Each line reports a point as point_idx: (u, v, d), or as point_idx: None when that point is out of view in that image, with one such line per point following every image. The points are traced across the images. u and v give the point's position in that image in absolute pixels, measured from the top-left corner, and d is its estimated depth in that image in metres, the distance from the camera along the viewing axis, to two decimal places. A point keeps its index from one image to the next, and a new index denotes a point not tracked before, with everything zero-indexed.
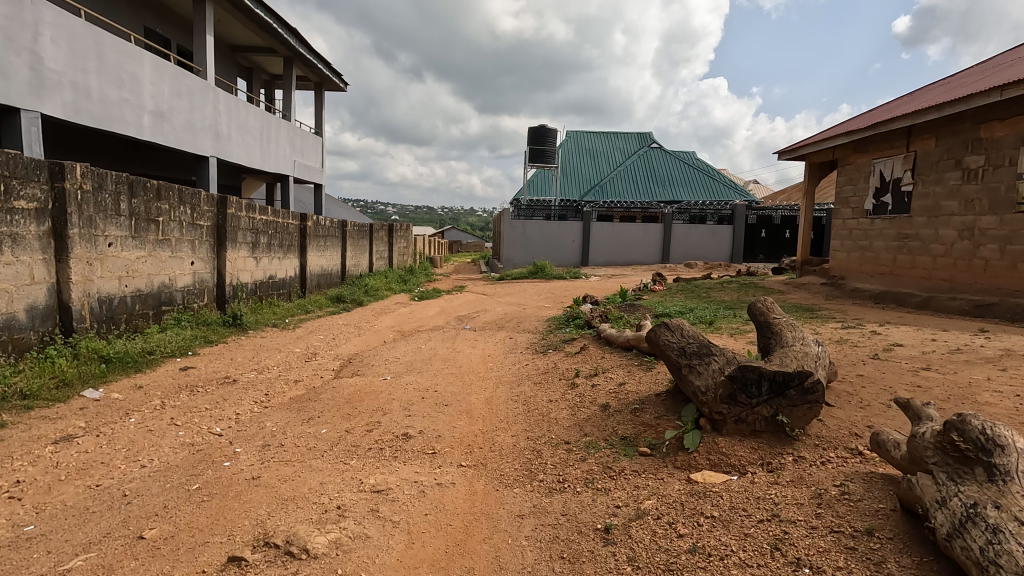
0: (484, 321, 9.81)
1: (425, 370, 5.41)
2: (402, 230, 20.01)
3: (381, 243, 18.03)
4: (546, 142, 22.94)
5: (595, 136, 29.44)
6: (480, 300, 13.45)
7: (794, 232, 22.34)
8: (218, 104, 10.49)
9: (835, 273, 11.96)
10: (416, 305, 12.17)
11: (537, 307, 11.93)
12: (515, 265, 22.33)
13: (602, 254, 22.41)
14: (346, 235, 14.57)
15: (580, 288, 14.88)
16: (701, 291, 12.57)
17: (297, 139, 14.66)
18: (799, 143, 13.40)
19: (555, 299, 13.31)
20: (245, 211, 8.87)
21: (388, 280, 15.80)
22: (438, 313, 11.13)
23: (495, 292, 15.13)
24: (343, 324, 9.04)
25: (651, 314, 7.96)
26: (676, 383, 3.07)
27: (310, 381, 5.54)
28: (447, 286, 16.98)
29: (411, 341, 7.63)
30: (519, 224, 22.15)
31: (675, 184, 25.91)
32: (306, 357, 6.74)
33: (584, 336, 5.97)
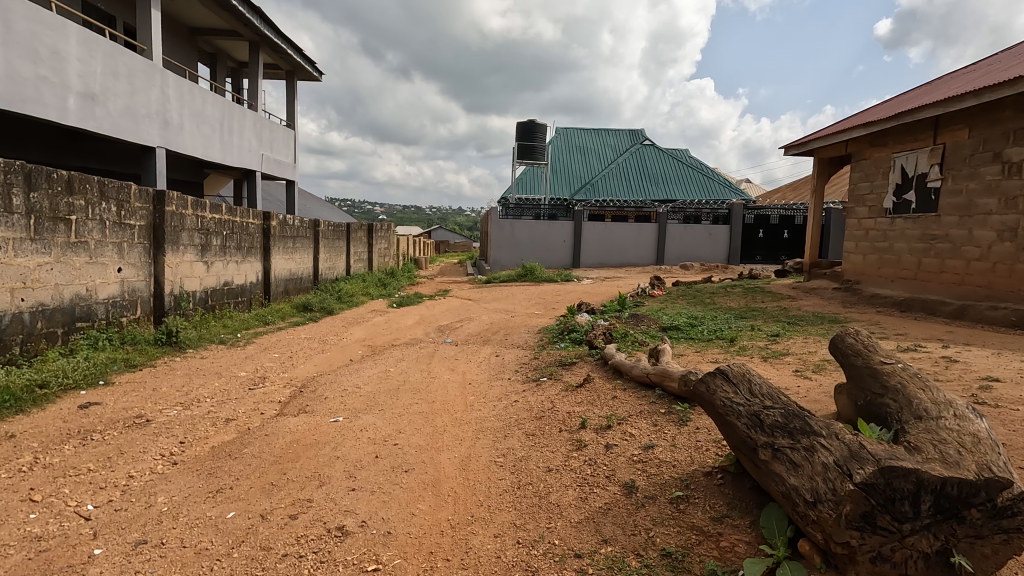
0: (468, 333, 8.75)
1: (389, 406, 4.32)
2: (383, 230, 18.85)
3: (360, 244, 16.86)
4: (534, 138, 21.85)
5: (585, 133, 28.46)
6: (465, 307, 12.38)
7: (793, 231, 21.53)
8: (166, 89, 9.30)
9: (849, 276, 11.06)
10: (395, 312, 11.07)
11: (527, 315, 10.89)
12: (503, 267, 21.25)
13: (594, 255, 21.41)
14: (320, 236, 13.42)
15: (573, 293, 13.83)
16: (705, 297, 11.57)
17: (264, 131, 13.45)
18: (808, 137, 12.47)
19: (546, 305, 12.24)
20: (191, 208, 7.69)
21: (366, 284, 14.66)
22: (418, 322, 10.04)
23: (482, 297, 14.05)
24: (306, 338, 7.91)
25: (659, 328, 6.93)
26: (740, 460, 2.11)
27: (246, 420, 4.44)
28: (430, 291, 15.86)
29: (382, 360, 6.54)
30: (507, 223, 21.07)
31: (668, 182, 24.99)
32: (253, 383, 5.64)
33: (585, 359, 4.91)
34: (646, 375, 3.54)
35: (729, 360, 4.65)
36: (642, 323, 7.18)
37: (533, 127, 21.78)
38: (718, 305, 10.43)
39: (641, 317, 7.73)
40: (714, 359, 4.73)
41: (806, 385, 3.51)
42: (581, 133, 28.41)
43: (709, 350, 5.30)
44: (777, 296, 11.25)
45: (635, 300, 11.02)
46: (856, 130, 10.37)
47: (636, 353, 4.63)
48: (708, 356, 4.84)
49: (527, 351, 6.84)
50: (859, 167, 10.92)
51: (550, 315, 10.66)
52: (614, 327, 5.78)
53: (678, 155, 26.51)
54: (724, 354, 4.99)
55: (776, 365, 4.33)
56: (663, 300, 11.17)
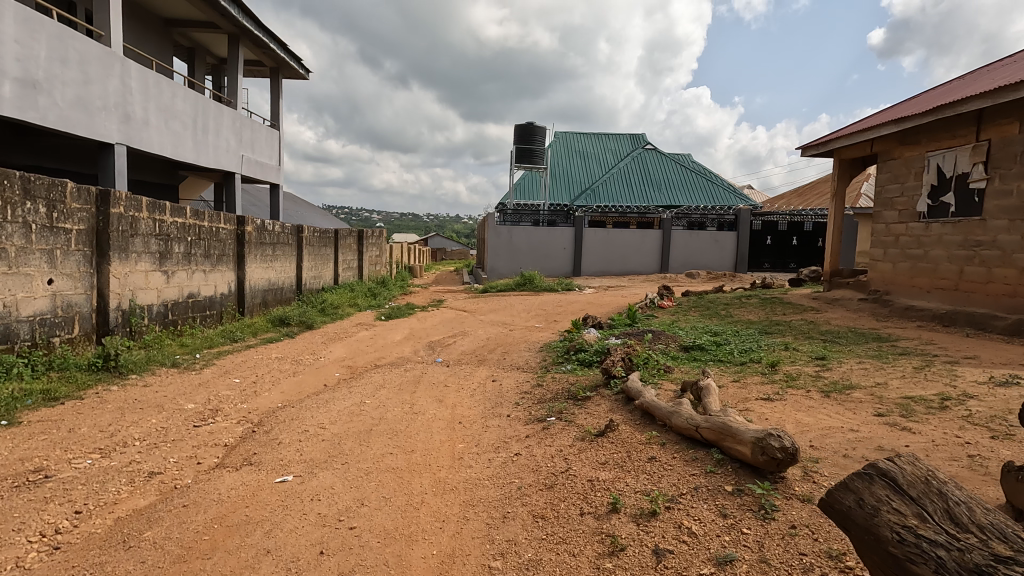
0: (461, 351, 7.84)
1: (356, 459, 3.38)
2: (374, 237, 17.93)
3: (349, 251, 15.95)
4: (533, 141, 20.99)
5: (585, 137, 27.68)
6: (458, 319, 11.45)
7: (802, 238, 20.72)
8: (127, 79, 8.41)
9: (876, 287, 10.19)
10: (382, 326, 10.14)
11: (526, 329, 9.98)
12: (500, 275, 20.34)
13: (596, 263, 20.56)
14: (304, 243, 12.52)
15: (574, 304, 12.90)
16: (719, 309, 10.65)
17: (245, 131, 12.57)
18: (827, 136, 11.63)
19: (546, 317, 11.31)
20: (147, 210, 6.79)
21: (355, 294, 13.76)
22: (407, 338, 9.13)
23: (477, 307, 13.13)
24: (276, 358, 6.98)
25: (680, 349, 6.02)
26: None
27: (175, 476, 3.50)
28: (423, 301, 14.97)
29: (360, 386, 5.63)
30: (504, 230, 20.18)
31: (671, 187, 24.18)
32: (203, 417, 4.71)
33: (603, 395, 3.99)
34: (696, 429, 2.62)
35: (782, 395, 3.74)
36: (660, 343, 6.25)
37: (532, 130, 20.94)
38: (736, 318, 9.54)
39: (657, 334, 6.82)
40: (763, 393, 3.82)
41: (912, 439, 2.61)
42: (580, 138, 27.61)
43: (750, 380, 4.38)
44: (799, 307, 10.34)
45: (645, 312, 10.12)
46: (887, 126, 9.47)
47: (666, 388, 3.72)
48: (753, 390, 3.92)
49: (527, 376, 5.92)
50: (887, 168, 10.08)
51: (551, 330, 9.74)
52: (633, 350, 4.85)
53: (680, 159, 25.74)
54: (771, 386, 4.08)
55: (847, 404, 3.42)
56: (673, 313, 10.27)
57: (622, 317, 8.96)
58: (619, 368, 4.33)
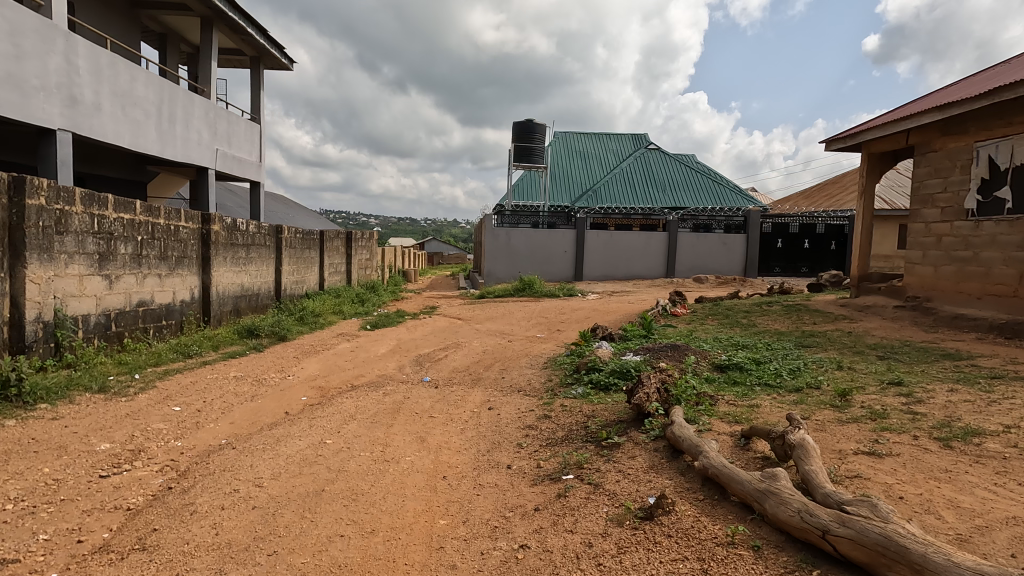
0: (453, 367, 6.82)
1: (290, 547, 2.35)
2: (364, 239, 16.88)
3: (336, 254, 14.92)
4: (532, 139, 19.99)
5: (585, 138, 26.73)
6: (452, 328, 10.42)
7: (813, 240, 19.80)
8: (74, 57, 7.40)
9: (915, 293, 9.20)
10: (366, 337, 9.11)
11: (527, 341, 8.94)
12: (497, 279, 19.34)
13: (598, 267, 19.59)
14: (284, 244, 11.49)
15: (578, 312, 11.86)
16: (739, 318, 9.63)
17: (220, 123, 11.55)
18: (854, 128, 10.65)
19: (548, 326, 10.28)
20: (80, 204, 5.77)
21: (340, 301, 12.73)
22: (392, 350, 8.11)
23: (472, 315, 12.11)
24: (235, 378, 5.94)
25: (716, 372, 4.98)
26: None
27: (32, 568, 2.45)
28: (414, 308, 13.94)
29: (326, 416, 4.58)
30: (502, 232, 19.19)
31: (676, 188, 23.22)
32: (115, 464, 3.66)
33: (637, 444, 2.95)
34: (823, 535, 1.69)
35: (884, 445, 2.73)
36: (690, 364, 5.21)
37: (531, 127, 19.96)
38: (761, 328, 8.53)
39: (683, 349, 5.77)
40: (857, 442, 2.80)
41: None
42: (581, 138, 26.66)
43: (824, 419, 3.36)
44: (829, 316, 9.33)
45: (658, 321, 9.11)
46: (929, 114, 8.49)
47: (726, 445, 2.72)
48: (840, 437, 2.90)
49: (530, 403, 4.88)
50: (926, 162, 9.10)
51: (555, 342, 8.70)
52: (670, 376, 3.79)
53: (684, 160, 24.79)
54: (860, 430, 3.05)
55: (991, 464, 2.41)
56: (690, 322, 9.26)
57: (636, 328, 7.91)
58: (655, 405, 3.28)
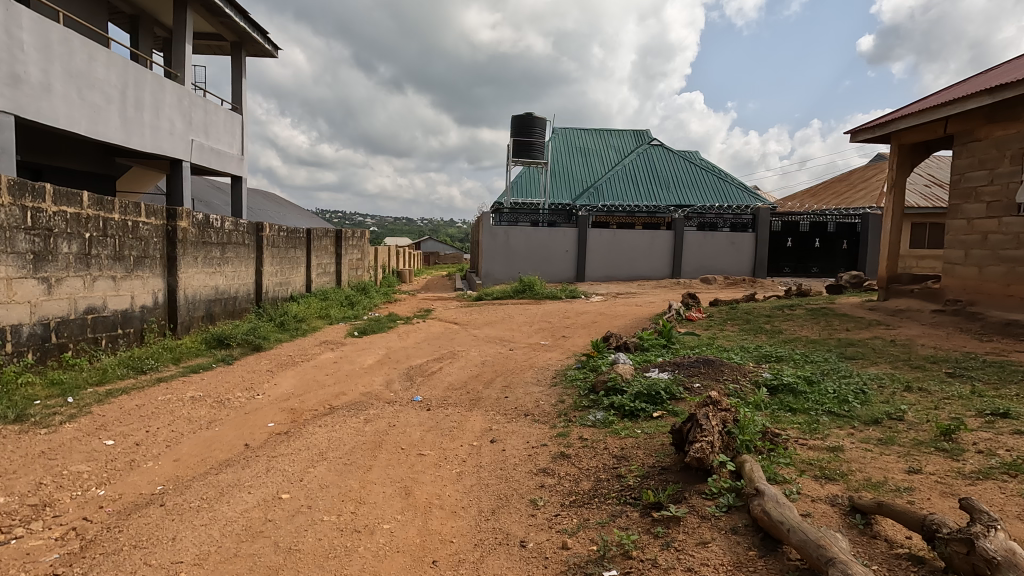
0: (449, 382, 5.96)
1: None
2: (354, 238, 16.00)
3: (324, 254, 14.05)
4: (532, 133, 19.13)
5: (586, 134, 25.91)
6: (448, 335, 9.56)
7: (824, 239, 19.02)
8: (14, 30, 6.52)
9: (955, 296, 8.40)
10: (353, 346, 8.25)
11: (531, 350, 8.09)
12: (496, 280, 18.51)
13: (601, 267, 18.79)
14: (267, 244, 10.61)
15: (584, 315, 11.03)
16: (762, 324, 8.82)
17: (195, 111, 10.64)
18: (884, 118, 9.81)
19: (553, 333, 9.44)
20: (4, 195, 4.87)
21: (328, 304, 11.88)
22: (381, 361, 7.25)
23: (469, 319, 11.27)
24: (193, 398, 5.07)
25: (765, 396, 4.14)
26: None
27: None
28: (407, 311, 13.09)
29: (292, 451, 3.73)
30: (501, 231, 18.35)
31: (680, 185, 22.40)
32: (3, 528, 2.80)
33: (705, 522, 2.11)
34: None
35: None
36: (732, 386, 4.36)
37: (530, 121, 19.12)
38: (790, 336, 7.73)
39: (718, 365, 4.93)
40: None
41: None
42: (581, 134, 25.82)
43: (943, 474, 2.51)
44: (861, 321, 8.53)
45: (674, 327, 8.29)
46: (976, 98, 7.65)
47: (849, 537, 1.89)
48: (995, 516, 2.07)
49: (541, 434, 4.03)
50: (968, 152, 8.30)
51: (562, 352, 7.86)
52: (728, 411, 2.94)
53: (689, 156, 23.98)
54: (1010, 499, 2.21)
55: None
56: (709, 329, 8.44)
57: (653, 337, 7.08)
58: (721, 458, 2.41)
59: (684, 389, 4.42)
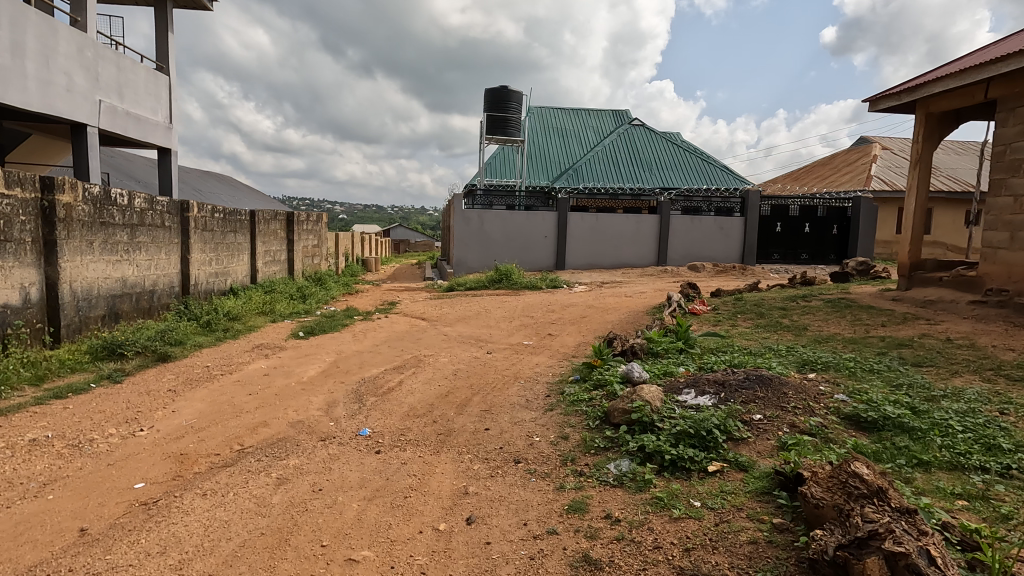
0: (411, 404, 4.51)
1: None
2: (310, 222, 14.29)
3: (272, 240, 12.35)
4: (506, 108, 17.58)
5: (563, 114, 24.49)
6: (414, 334, 8.10)
7: (814, 224, 18.11)
8: None
9: (998, 285, 7.33)
10: (295, 351, 6.72)
11: (514, 356, 6.69)
12: (468, 269, 17.05)
13: (583, 255, 17.53)
14: (196, 226, 8.94)
15: (570, 309, 9.71)
16: (779, 320, 7.62)
17: (103, 67, 8.83)
18: (911, 83, 8.65)
19: (537, 332, 8.09)
20: None
21: (275, 299, 10.29)
22: (326, 373, 5.75)
23: (439, 314, 9.84)
24: (31, 444, 3.51)
25: (867, 441, 2.86)
26: None
27: None
28: (368, 304, 11.57)
29: (134, 559, 2.26)
30: (474, 215, 16.89)
31: (663, 168, 21.22)
32: None
33: None
34: None
35: None
36: (811, 423, 3.07)
37: (504, 95, 17.57)
38: (820, 334, 6.52)
39: (773, 381, 3.65)
40: None
41: None
42: (558, 114, 24.39)
43: None
44: (893, 314, 7.39)
45: (681, 325, 7.03)
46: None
47: None
48: None
49: (545, 506, 2.66)
50: (1016, 118, 7.19)
51: (552, 359, 6.48)
52: (913, 518, 1.76)
53: (671, 138, 22.81)
54: None
55: None
56: (722, 328, 7.20)
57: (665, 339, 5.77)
58: None
59: (741, 423, 3.12)
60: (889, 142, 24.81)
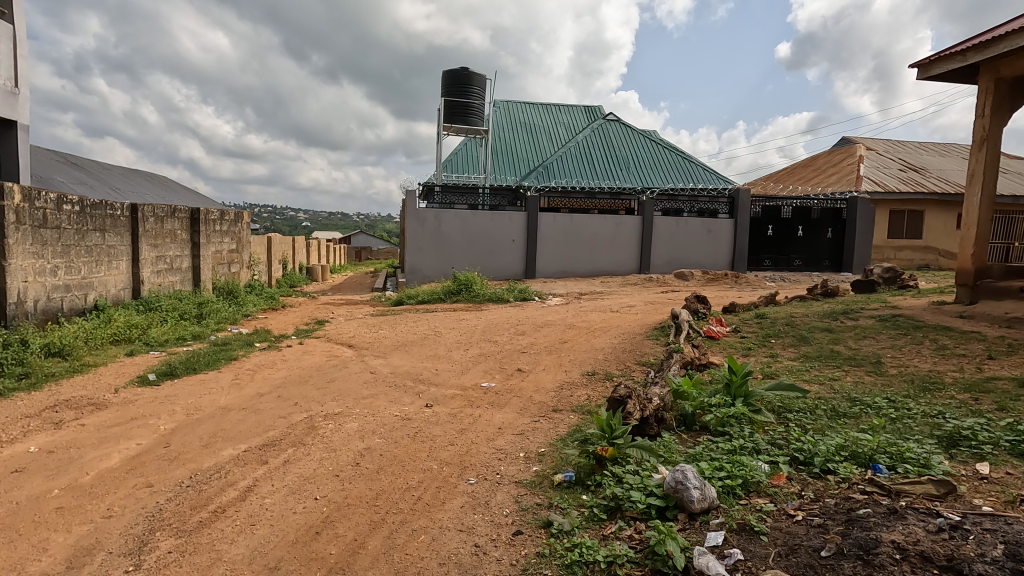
0: (235, 567, 2.16)
1: None
2: (225, 222, 11.69)
3: (167, 243, 9.74)
4: (466, 93, 15.36)
5: (531, 109, 22.39)
6: (327, 372, 5.71)
7: (808, 227, 16.46)
8: None
9: None
10: (118, 411, 4.25)
11: (466, 414, 4.38)
12: (424, 277, 14.72)
13: (555, 261, 15.42)
14: (19, 220, 6.34)
15: (545, 330, 7.48)
16: (832, 349, 5.57)
17: None
18: (978, 37, 6.79)
19: (502, 368, 5.80)
20: None
21: (155, 321, 7.74)
22: (134, 462, 3.32)
23: (373, 338, 7.46)
24: None
25: None
26: None
27: None
28: (287, 325, 9.06)
29: None
30: (430, 215, 14.59)
31: (642, 166, 19.33)
32: None
33: None
34: None
35: None
36: None
37: (464, 77, 15.35)
38: (916, 375, 4.46)
39: None
40: None
41: None
42: (526, 109, 22.29)
43: None
44: (986, 338, 5.42)
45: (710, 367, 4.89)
46: None
47: None
48: None
49: None
50: None
51: (524, 424, 4.20)
52: None
53: (648, 135, 20.97)
54: None
55: None
56: (763, 365, 5.09)
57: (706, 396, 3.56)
58: None
59: None
60: (871, 143, 23.65)
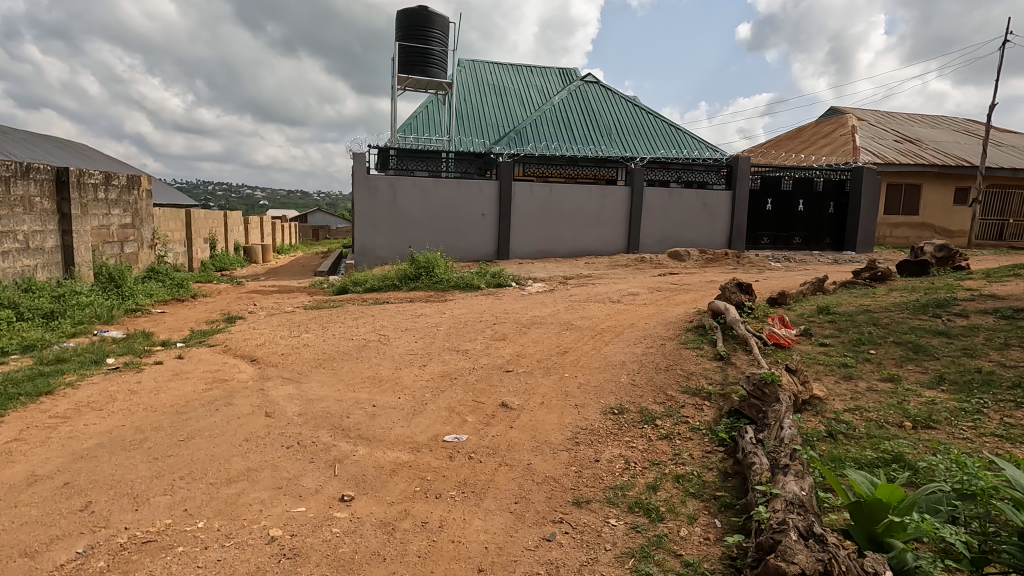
0: None
1: None
2: (114, 188, 9.11)
3: (18, 212, 7.18)
4: (426, 38, 12.95)
5: (500, 69, 19.94)
6: (190, 418, 3.47)
7: (810, 201, 14.84)
8: None
9: None
10: None
11: (414, 528, 2.28)
12: (377, 259, 12.44)
13: (532, 239, 13.34)
14: None
15: (533, 332, 5.40)
16: (975, 365, 3.70)
17: None
18: None
19: (475, 404, 3.69)
20: None
21: None
22: None
23: (291, 347, 5.23)
24: None
25: None
26: None
27: None
28: (182, 325, 6.71)
29: None
30: (384, 183, 12.22)
31: (625, 133, 17.28)
32: None
33: None
34: None
35: None
36: None
37: (422, 20, 12.94)
38: None
39: None
40: None
41: None
42: (494, 70, 19.83)
43: None
44: None
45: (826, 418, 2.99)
46: None
47: None
48: None
49: None
50: None
51: (529, 557, 2.13)
52: None
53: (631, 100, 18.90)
54: None
55: None
56: (903, 409, 3.13)
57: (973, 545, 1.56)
58: None
59: None
60: (861, 113, 22.25)
